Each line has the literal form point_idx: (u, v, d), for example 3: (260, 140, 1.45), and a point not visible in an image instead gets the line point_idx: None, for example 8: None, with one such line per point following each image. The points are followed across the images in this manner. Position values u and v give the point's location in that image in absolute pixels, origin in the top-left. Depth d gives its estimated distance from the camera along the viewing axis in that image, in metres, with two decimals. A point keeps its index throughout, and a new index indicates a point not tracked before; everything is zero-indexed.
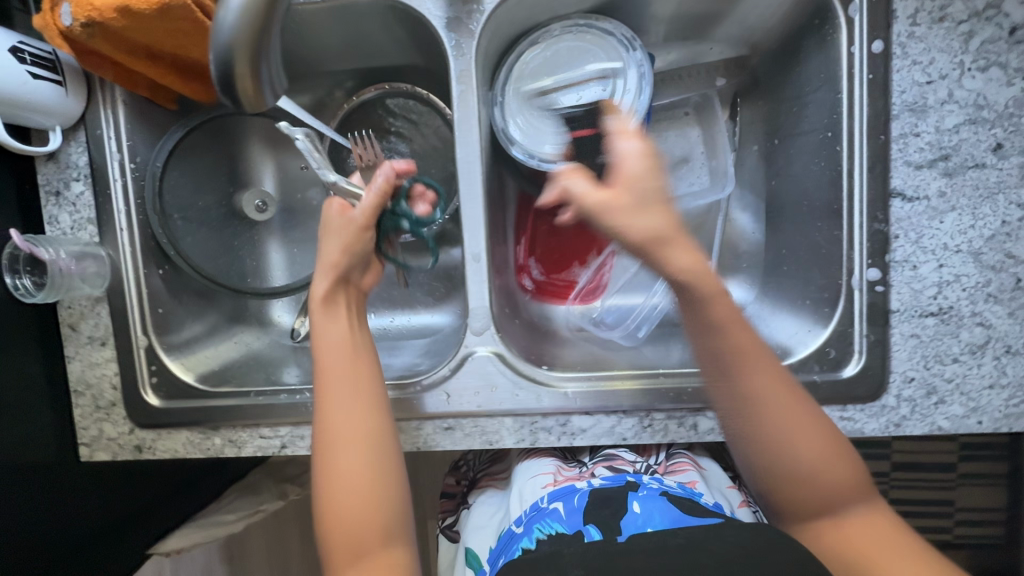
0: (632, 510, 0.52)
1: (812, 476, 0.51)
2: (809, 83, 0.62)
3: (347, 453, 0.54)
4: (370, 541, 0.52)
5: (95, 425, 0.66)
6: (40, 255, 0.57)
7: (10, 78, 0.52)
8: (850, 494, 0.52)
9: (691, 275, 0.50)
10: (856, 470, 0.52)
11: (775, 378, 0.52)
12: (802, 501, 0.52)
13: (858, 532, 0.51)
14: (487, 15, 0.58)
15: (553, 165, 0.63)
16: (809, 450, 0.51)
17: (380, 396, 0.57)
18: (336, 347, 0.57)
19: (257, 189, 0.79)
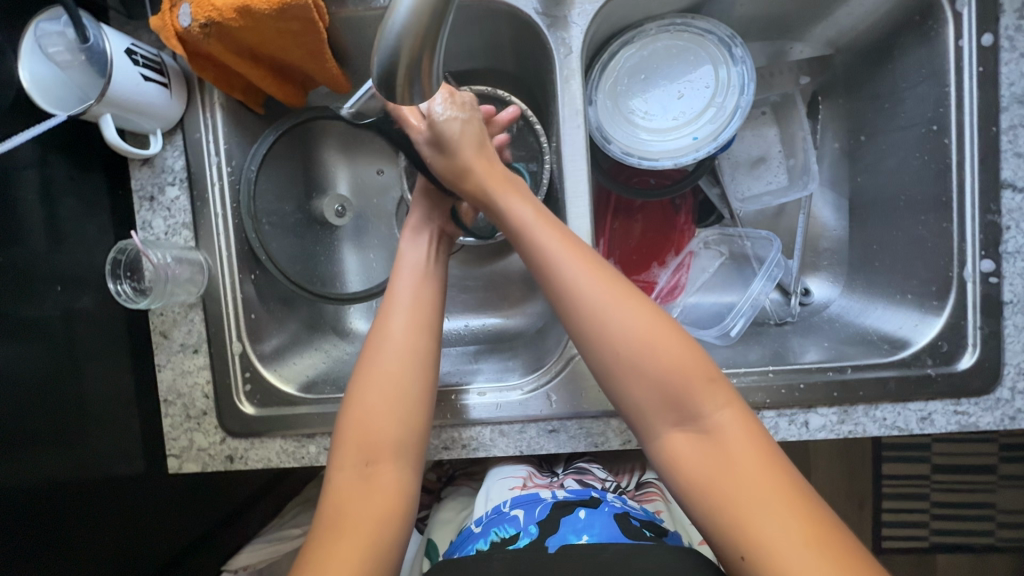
0: (576, 516, 0.54)
1: (648, 377, 0.46)
2: (907, 79, 0.62)
3: (386, 372, 0.53)
4: (383, 451, 0.51)
5: (185, 434, 0.65)
6: (148, 258, 0.57)
7: (124, 79, 0.52)
8: (717, 418, 0.45)
9: (575, 273, 0.49)
10: (721, 395, 0.46)
11: (612, 282, 0.49)
12: (650, 414, 0.47)
13: (696, 457, 0.45)
14: (593, 14, 0.58)
15: (657, 163, 0.62)
16: (623, 336, 0.47)
17: (435, 326, 0.57)
18: (409, 271, 0.59)
19: (335, 195, 0.79)
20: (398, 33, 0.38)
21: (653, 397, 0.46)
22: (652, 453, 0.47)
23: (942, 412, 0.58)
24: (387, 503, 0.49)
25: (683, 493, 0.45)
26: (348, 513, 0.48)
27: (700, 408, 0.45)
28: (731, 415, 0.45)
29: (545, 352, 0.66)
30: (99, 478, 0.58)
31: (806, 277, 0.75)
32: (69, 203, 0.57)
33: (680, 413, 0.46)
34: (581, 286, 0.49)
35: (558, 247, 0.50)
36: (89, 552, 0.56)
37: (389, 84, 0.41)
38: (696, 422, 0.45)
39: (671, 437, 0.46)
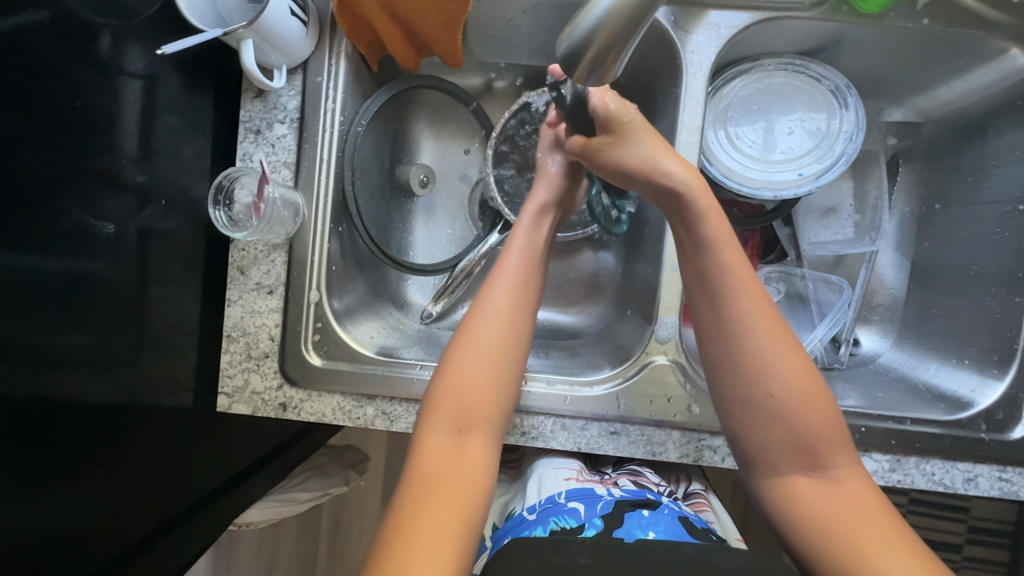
0: (641, 512, 0.56)
1: (789, 425, 0.49)
2: (997, 156, 0.67)
3: (492, 339, 0.54)
4: (476, 419, 0.52)
5: (242, 374, 0.64)
6: (265, 190, 0.58)
7: (274, 9, 0.53)
8: (844, 474, 0.49)
9: (752, 309, 0.51)
10: (848, 455, 0.49)
11: (777, 326, 0.51)
12: (778, 454, 0.50)
13: (820, 501, 0.48)
14: (726, 39, 0.61)
15: (757, 192, 0.66)
16: (783, 385, 0.49)
17: (535, 307, 0.58)
18: (520, 244, 0.60)
19: (421, 165, 0.78)
20: (597, 21, 0.41)
21: (791, 441, 0.49)
22: (768, 494, 0.51)
23: (987, 475, 0.61)
24: (478, 467, 0.50)
25: (793, 529, 0.48)
26: (444, 474, 0.48)
27: (831, 461, 0.49)
28: (857, 476, 0.49)
29: (623, 351, 0.67)
30: (150, 401, 0.57)
31: (858, 328, 0.78)
32: (170, 120, 0.56)
33: (808, 462, 0.49)
34: (751, 324, 0.51)
35: (733, 276, 0.51)
36: (131, 472, 0.56)
37: (572, 64, 0.45)
38: (825, 471, 0.49)
39: (794, 482, 0.49)
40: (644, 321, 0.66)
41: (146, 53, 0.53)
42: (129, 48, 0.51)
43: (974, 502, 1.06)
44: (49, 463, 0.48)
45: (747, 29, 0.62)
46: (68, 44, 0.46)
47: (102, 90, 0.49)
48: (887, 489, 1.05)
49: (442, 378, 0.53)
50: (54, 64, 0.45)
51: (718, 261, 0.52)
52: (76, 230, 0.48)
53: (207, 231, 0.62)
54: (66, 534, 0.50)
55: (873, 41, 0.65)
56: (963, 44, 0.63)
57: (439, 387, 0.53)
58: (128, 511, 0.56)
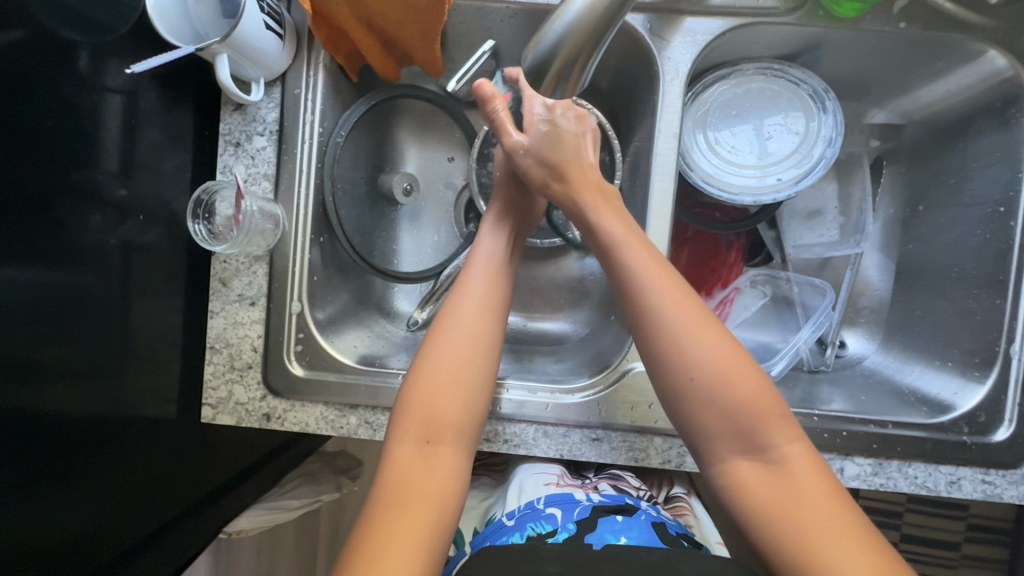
0: (615, 517, 0.57)
1: (723, 408, 0.50)
2: (977, 158, 0.67)
3: (456, 349, 0.55)
4: (444, 430, 0.52)
5: (225, 386, 0.64)
6: (244, 204, 0.58)
7: (249, 23, 0.53)
8: (788, 453, 0.49)
9: (669, 302, 0.52)
10: (789, 430, 0.49)
11: (697, 315, 0.52)
12: (720, 444, 0.50)
13: (765, 486, 0.48)
14: (702, 45, 0.61)
15: (737, 198, 0.66)
16: (707, 371, 0.50)
17: (503, 312, 0.58)
18: (479, 252, 0.60)
19: (404, 173, 0.79)
20: (561, 34, 0.42)
21: (730, 428, 0.49)
22: (717, 482, 0.51)
23: (971, 479, 0.61)
24: (445, 477, 0.51)
25: (743, 517, 0.49)
26: (410, 487, 0.49)
27: (772, 442, 0.49)
28: (802, 452, 0.49)
29: (606, 358, 0.67)
30: (135, 414, 0.57)
31: (843, 330, 0.77)
32: (150, 134, 0.57)
33: (751, 445, 0.49)
34: (671, 318, 0.51)
35: (648, 275, 0.53)
36: (119, 483, 0.56)
37: (537, 75, 0.45)
38: (768, 454, 0.49)
39: (739, 468, 0.50)
40: (625, 328, 0.67)
41: (124, 69, 0.53)
42: (107, 64, 0.52)
43: (971, 501, 1.06)
44: (33, 477, 0.48)
45: (723, 35, 0.62)
46: (44, 63, 0.46)
47: (79, 107, 0.50)
48: (883, 490, 1.04)
49: (406, 391, 0.54)
50: (31, 84, 0.45)
51: (631, 262, 0.53)
52: (56, 245, 0.48)
53: (190, 244, 0.62)
54: (54, 546, 0.51)
55: (851, 45, 0.65)
56: (941, 47, 0.62)
57: (405, 399, 0.53)
58: (115, 522, 0.57)
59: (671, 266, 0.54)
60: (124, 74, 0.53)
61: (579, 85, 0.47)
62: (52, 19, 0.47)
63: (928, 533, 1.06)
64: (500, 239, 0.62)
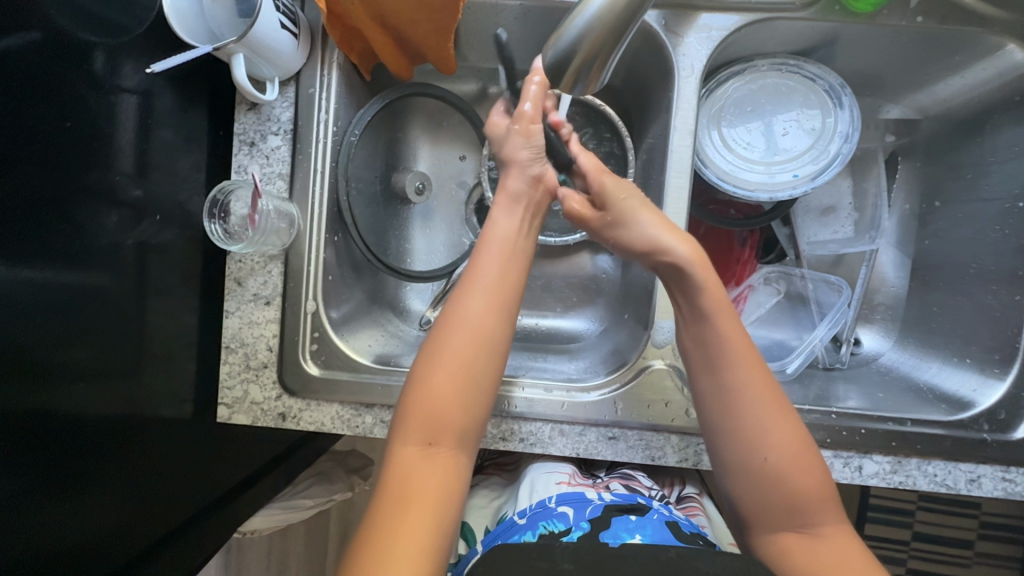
0: (629, 515, 0.56)
1: (776, 477, 0.51)
2: (996, 154, 0.67)
3: (466, 340, 0.54)
4: (446, 432, 0.52)
5: (240, 385, 0.64)
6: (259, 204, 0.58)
7: (264, 22, 0.54)
8: (832, 531, 0.50)
9: (746, 373, 0.52)
10: (836, 513, 0.51)
11: (769, 388, 0.52)
12: (772, 516, 0.51)
13: (812, 560, 0.49)
14: (717, 40, 0.61)
15: (752, 194, 0.65)
16: (776, 448, 0.51)
17: (511, 305, 0.56)
18: (495, 238, 0.59)
19: (416, 172, 0.78)
20: (580, 30, 0.42)
21: (784, 503, 0.50)
22: (763, 549, 0.52)
23: (991, 476, 0.60)
24: (446, 479, 0.50)
25: None
26: (412, 488, 0.49)
27: (820, 520, 0.50)
28: (845, 534, 0.50)
29: (621, 356, 0.67)
30: (150, 414, 0.57)
31: (858, 327, 0.77)
32: (165, 134, 0.57)
33: (799, 521, 0.50)
34: (748, 391, 0.52)
35: (730, 343, 0.53)
36: (134, 483, 0.56)
37: (558, 72, 0.45)
38: (814, 530, 0.50)
39: (784, 538, 0.51)
40: (641, 326, 0.66)
41: (140, 69, 0.54)
42: (122, 64, 0.52)
43: (985, 499, 1.05)
44: (48, 478, 0.48)
45: (740, 30, 0.62)
46: (60, 62, 0.46)
47: (96, 107, 0.50)
48: (895, 488, 1.04)
49: (411, 390, 0.53)
50: (47, 84, 0.45)
51: (711, 327, 0.54)
52: (73, 245, 0.49)
53: (205, 244, 0.62)
54: (73, 545, 0.51)
55: (867, 40, 0.64)
56: (960, 41, 0.62)
57: (407, 403, 0.52)
58: (131, 522, 0.57)
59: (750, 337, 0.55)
60: (145, 75, 0.54)
61: (600, 84, 0.46)
62: (67, 19, 0.47)
63: (943, 531, 1.05)
64: (514, 221, 0.60)
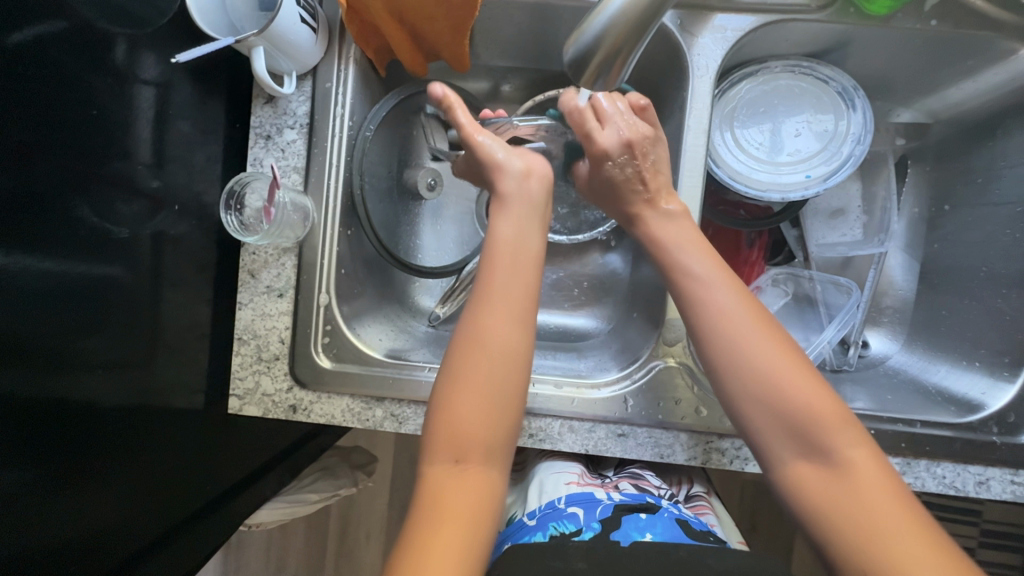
0: (639, 514, 0.57)
1: (773, 408, 0.49)
2: (1007, 158, 0.67)
3: (482, 343, 0.52)
4: (473, 445, 0.50)
5: (253, 377, 0.64)
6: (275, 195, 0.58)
7: (285, 17, 0.54)
8: (848, 455, 0.47)
9: (727, 308, 0.52)
10: (852, 432, 0.48)
11: (757, 316, 0.52)
12: (777, 445, 0.49)
13: (827, 491, 0.47)
14: (731, 40, 0.61)
15: (764, 194, 0.66)
16: (763, 370, 0.50)
17: (537, 314, 0.54)
18: (505, 246, 0.56)
19: (429, 168, 0.79)
20: (603, 27, 0.43)
21: (785, 430, 0.49)
22: (779, 483, 0.50)
23: (999, 479, 0.60)
24: (479, 497, 0.48)
25: (814, 528, 0.47)
26: (447, 503, 0.48)
27: (831, 444, 0.47)
28: (867, 457, 0.47)
29: (632, 353, 0.67)
30: (162, 404, 0.58)
31: (866, 329, 0.77)
32: (183, 126, 0.57)
33: (807, 448, 0.48)
34: (727, 319, 0.52)
35: (702, 280, 0.54)
36: (145, 474, 0.57)
37: (579, 67, 0.46)
38: (828, 457, 0.47)
39: (796, 468, 0.49)
40: (651, 324, 0.67)
41: (160, 60, 0.54)
42: (143, 56, 0.52)
43: (988, 506, 1.05)
44: (60, 468, 0.48)
45: (755, 31, 0.62)
46: (84, 52, 0.47)
47: (116, 97, 0.50)
48: None
49: (440, 406, 0.51)
50: (72, 72, 0.46)
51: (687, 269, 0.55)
52: (91, 235, 0.49)
53: (219, 236, 0.63)
54: (83, 533, 0.51)
55: (880, 43, 0.65)
56: (973, 46, 0.62)
57: (437, 418, 0.51)
58: (142, 510, 0.57)
59: (731, 273, 0.55)
60: (164, 66, 0.54)
61: (621, 79, 0.47)
62: (91, 9, 0.47)
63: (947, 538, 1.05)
64: (516, 227, 0.57)
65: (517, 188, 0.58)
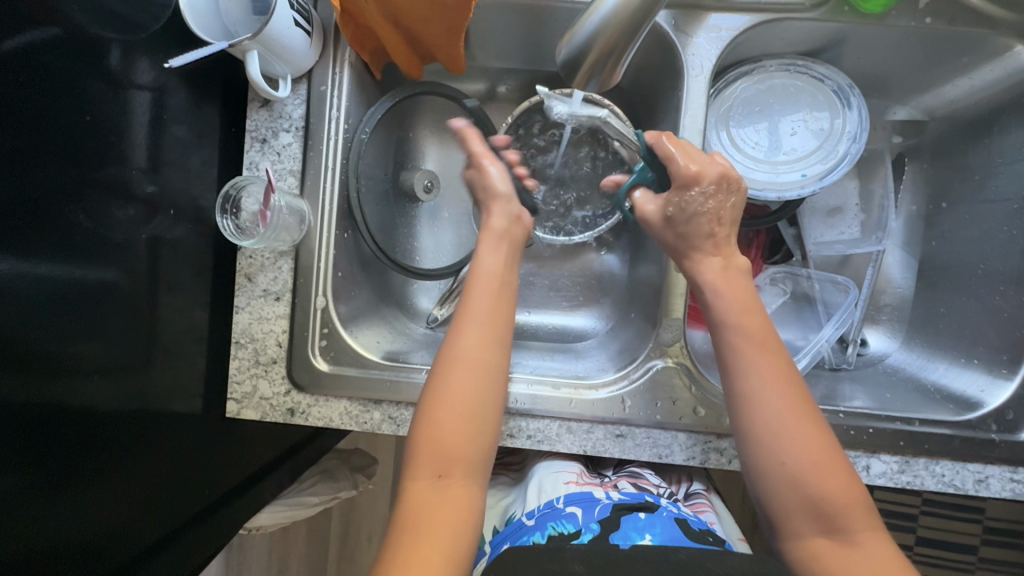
0: (638, 514, 0.57)
1: (799, 484, 0.49)
2: (1004, 155, 0.67)
3: (465, 370, 0.53)
4: (455, 463, 0.51)
5: (250, 380, 0.64)
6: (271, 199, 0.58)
7: (279, 21, 0.54)
8: (864, 537, 0.48)
9: (771, 381, 0.52)
10: (870, 519, 0.49)
11: (798, 393, 0.52)
12: (797, 520, 0.50)
13: (843, 569, 0.47)
14: (726, 39, 0.61)
15: (760, 194, 0.65)
16: (801, 449, 0.50)
17: (507, 337, 0.57)
18: (484, 274, 0.58)
19: (425, 170, 0.79)
20: (594, 29, 0.43)
21: (809, 507, 0.49)
22: (790, 553, 0.50)
23: (999, 477, 0.60)
24: (461, 508, 0.50)
25: None
26: (425, 520, 0.48)
27: (851, 526, 0.48)
28: (878, 541, 0.48)
29: (629, 354, 0.67)
30: (161, 409, 0.58)
31: (865, 328, 0.77)
32: (179, 131, 0.57)
33: (828, 526, 0.49)
34: (769, 393, 0.51)
35: (750, 351, 0.53)
36: (144, 479, 0.57)
37: (573, 67, 0.46)
38: (845, 535, 0.48)
39: (813, 542, 0.49)
40: (648, 324, 0.67)
41: (155, 65, 0.54)
42: (138, 61, 0.52)
43: (990, 503, 1.04)
44: (59, 474, 0.48)
45: (749, 30, 0.62)
46: (79, 57, 0.47)
47: (112, 102, 0.50)
48: (900, 491, 1.03)
49: (419, 426, 0.52)
50: (67, 78, 0.46)
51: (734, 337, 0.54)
52: (87, 239, 0.49)
53: (216, 240, 0.63)
54: (83, 540, 0.51)
55: (874, 41, 0.64)
56: (968, 43, 0.62)
57: (416, 437, 0.52)
58: (141, 516, 0.57)
59: (780, 347, 0.54)
60: (158, 71, 0.54)
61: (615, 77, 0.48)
62: (85, 15, 0.47)
63: (948, 535, 1.05)
64: (499, 258, 0.60)
65: (500, 222, 0.61)
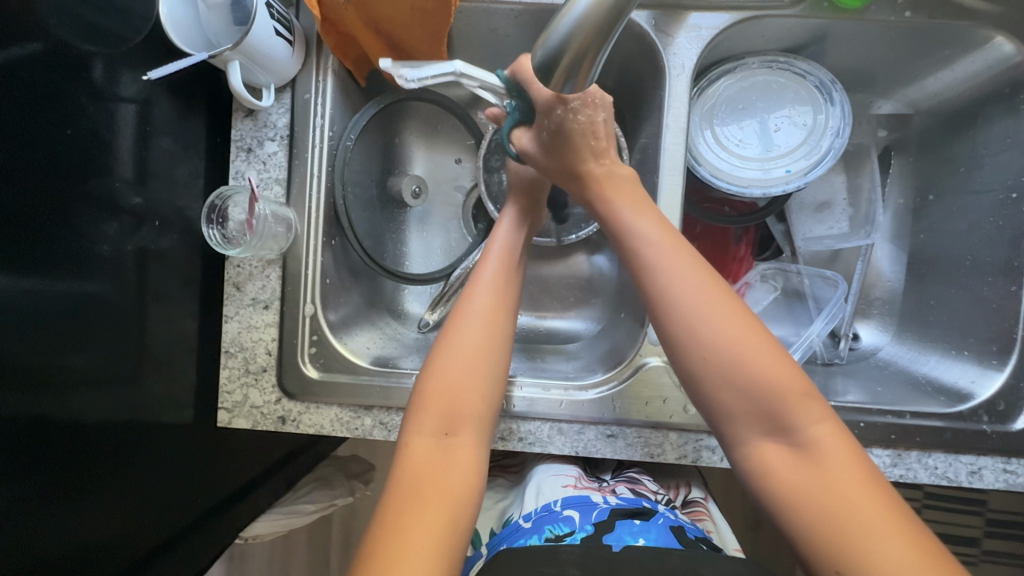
0: (633, 520, 0.56)
1: (741, 389, 0.47)
2: (988, 146, 0.67)
3: (465, 324, 0.55)
4: (462, 419, 0.51)
5: (240, 389, 0.65)
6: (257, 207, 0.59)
7: (259, 29, 0.54)
8: (814, 433, 0.46)
9: (696, 293, 0.50)
10: (820, 407, 0.47)
11: (724, 300, 0.50)
12: (743, 429, 0.48)
13: (796, 472, 0.45)
14: (706, 38, 0.62)
15: (746, 189, 0.66)
16: (733, 356, 0.48)
17: (515, 303, 0.58)
18: (499, 245, 0.61)
19: (413, 175, 0.79)
20: (569, 29, 0.43)
21: (752, 409, 0.47)
22: (741, 466, 0.49)
23: (991, 468, 0.60)
24: (470, 468, 0.49)
25: (782, 510, 0.46)
26: (427, 475, 0.48)
27: (798, 423, 0.46)
28: (831, 431, 0.46)
29: (618, 354, 0.67)
30: (152, 420, 0.58)
31: (857, 322, 0.77)
32: (164, 142, 0.58)
33: (773, 427, 0.47)
34: (696, 305, 0.50)
35: (669, 265, 0.51)
36: (136, 491, 0.56)
37: (547, 69, 0.46)
38: (793, 436, 0.46)
39: (761, 449, 0.47)
40: (638, 323, 0.67)
41: (138, 77, 0.54)
42: (121, 73, 0.53)
43: (992, 495, 1.04)
44: (49, 489, 0.48)
45: (729, 28, 0.62)
46: (61, 71, 0.47)
47: (96, 115, 0.51)
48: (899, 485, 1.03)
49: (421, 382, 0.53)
50: (50, 92, 0.46)
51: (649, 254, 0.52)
52: (73, 253, 0.49)
53: (204, 250, 0.63)
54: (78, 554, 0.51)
55: (855, 35, 0.65)
56: (949, 36, 0.63)
57: (423, 389, 0.52)
58: (134, 529, 0.57)
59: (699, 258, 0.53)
60: (141, 83, 0.54)
61: (590, 80, 0.47)
62: (67, 29, 0.48)
63: (949, 528, 1.04)
64: (514, 234, 0.63)
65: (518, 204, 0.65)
